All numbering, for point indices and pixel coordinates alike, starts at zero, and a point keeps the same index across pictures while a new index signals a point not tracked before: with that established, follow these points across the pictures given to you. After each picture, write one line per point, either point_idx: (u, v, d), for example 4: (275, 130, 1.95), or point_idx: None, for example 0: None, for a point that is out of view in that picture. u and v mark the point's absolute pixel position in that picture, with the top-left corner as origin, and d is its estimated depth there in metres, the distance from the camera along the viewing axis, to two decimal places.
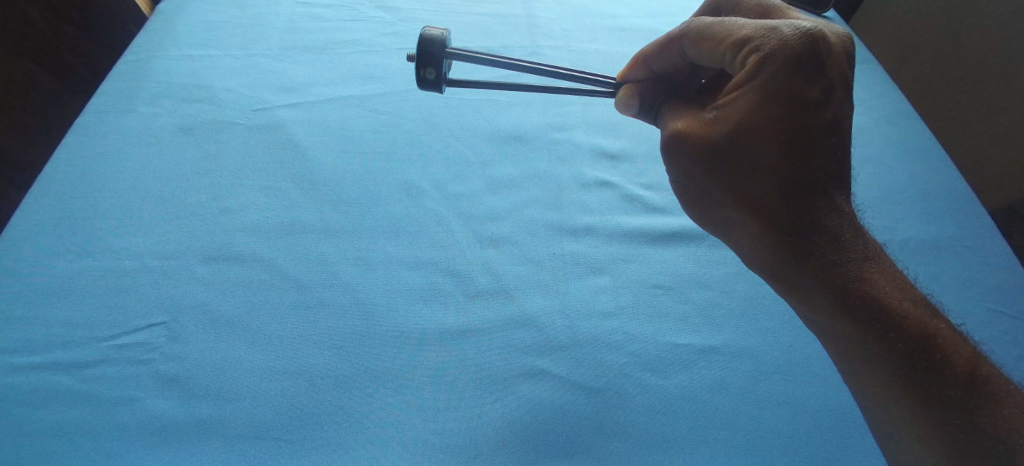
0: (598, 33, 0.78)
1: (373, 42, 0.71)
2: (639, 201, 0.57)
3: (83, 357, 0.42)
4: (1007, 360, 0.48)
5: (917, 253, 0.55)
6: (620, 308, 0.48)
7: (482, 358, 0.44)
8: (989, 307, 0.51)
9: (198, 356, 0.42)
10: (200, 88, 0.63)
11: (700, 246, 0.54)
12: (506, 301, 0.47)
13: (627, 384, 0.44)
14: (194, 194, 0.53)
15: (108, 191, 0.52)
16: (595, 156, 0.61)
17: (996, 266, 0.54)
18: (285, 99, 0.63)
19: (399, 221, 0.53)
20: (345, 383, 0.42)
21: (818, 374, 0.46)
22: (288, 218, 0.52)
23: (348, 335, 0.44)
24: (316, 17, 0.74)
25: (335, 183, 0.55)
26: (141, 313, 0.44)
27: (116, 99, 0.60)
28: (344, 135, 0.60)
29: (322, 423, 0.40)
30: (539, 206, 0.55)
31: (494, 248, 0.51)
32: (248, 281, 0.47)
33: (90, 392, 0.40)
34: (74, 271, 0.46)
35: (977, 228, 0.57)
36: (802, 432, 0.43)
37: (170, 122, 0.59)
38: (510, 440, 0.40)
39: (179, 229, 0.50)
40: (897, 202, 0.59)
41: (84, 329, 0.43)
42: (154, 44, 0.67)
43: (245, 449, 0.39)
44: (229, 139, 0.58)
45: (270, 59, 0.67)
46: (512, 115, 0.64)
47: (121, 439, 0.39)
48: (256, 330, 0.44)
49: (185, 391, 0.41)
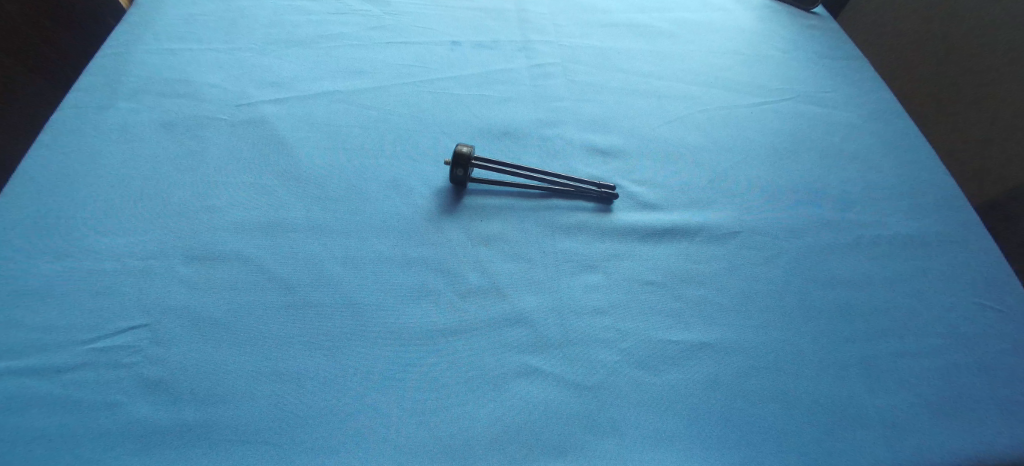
0: (589, 28, 0.78)
1: (361, 35, 0.70)
2: (631, 197, 0.57)
3: (61, 361, 0.40)
4: (995, 353, 0.49)
5: (904, 249, 0.56)
6: (612, 306, 0.48)
7: (476, 355, 0.43)
8: (976, 301, 0.52)
9: (182, 358, 0.41)
10: (183, 82, 0.61)
11: (692, 242, 0.54)
12: (499, 299, 0.47)
13: (620, 382, 0.43)
14: (176, 191, 0.51)
15: (85, 188, 0.50)
16: (587, 153, 0.61)
17: (979, 262, 0.55)
18: (270, 94, 0.61)
19: (389, 219, 0.52)
20: (335, 384, 0.41)
21: (809, 370, 0.46)
22: (275, 216, 0.51)
23: (338, 334, 0.44)
24: (302, 10, 0.73)
25: (321, 179, 0.54)
26: (124, 314, 0.43)
27: (94, 94, 0.58)
28: (332, 130, 0.58)
29: (312, 425, 0.39)
30: (531, 203, 0.55)
31: (486, 245, 0.51)
32: (233, 281, 0.46)
33: (69, 397, 0.39)
34: (53, 272, 0.44)
35: (960, 224, 0.58)
36: (797, 428, 0.43)
37: (151, 118, 0.57)
38: (505, 440, 0.39)
39: (161, 228, 0.48)
40: (883, 200, 0.60)
41: (63, 331, 0.41)
42: (132, 37, 0.65)
43: (231, 453, 0.37)
44: (213, 135, 0.56)
45: (256, 53, 0.66)
46: (502, 111, 0.64)
47: (100, 446, 0.37)
48: (242, 331, 0.43)
49: (169, 395, 0.39)
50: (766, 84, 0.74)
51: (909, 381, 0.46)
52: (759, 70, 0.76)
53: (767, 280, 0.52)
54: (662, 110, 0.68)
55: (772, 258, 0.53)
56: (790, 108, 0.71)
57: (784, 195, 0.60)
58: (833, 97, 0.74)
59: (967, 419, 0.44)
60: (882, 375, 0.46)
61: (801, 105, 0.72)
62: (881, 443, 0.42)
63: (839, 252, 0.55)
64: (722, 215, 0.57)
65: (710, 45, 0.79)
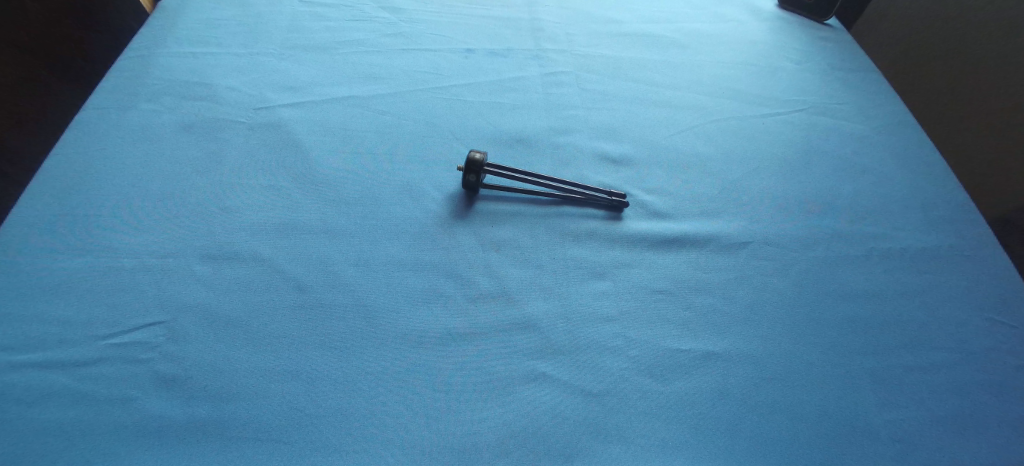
0: (602, 38, 0.78)
1: (376, 42, 0.71)
2: (641, 206, 0.57)
3: (81, 356, 0.41)
4: (1008, 368, 0.48)
5: (916, 262, 0.55)
6: (621, 313, 0.48)
7: (483, 360, 0.44)
8: (988, 316, 0.52)
9: (197, 356, 0.42)
10: (202, 85, 0.62)
11: (702, 253, 0.54)
12: (508, 304, 0.47)
13: (627, 390, 0.43)
14: (194, 192, 0.52)
15: (106, 188, 0.51)
16: (597, 161, 0.61)
17: (992, 277, 0.55)
18: (287, 98, 0.62)
19: (401, 223, 0.52)
20: (345, 384, 0.42)
21: (817, 383, 0.46)
22: (289, 218, 0.51)
23: (348, 335, 0.44)
24: (318, 16, 0.74)
25: (336, 182, 0.55)
26: (141, 311, 0.44)
27: (117, 96, 0.60)
28: (346, 135, 0.59)
29: (322, 424, 0.40)
30: (542, 209, 0.55)
31: (496, 251, 0.51)
32: (246, 281, 0.47)
33: (87, 391, 0.39)
34: (74, 268, 0.45)
35: (972, 239, 0.58)
36: (805, 440, 0.42)
37: (171, 120, 0.58)
38: (512, 444, 0.40)
39: (179, 228, 0.49)
40: (896, 213, 0.60)
41: (82, 326, 0.42)
42: (154, 40, 0.67)
43: (244, 451, 0.38)
44: (231, 137, 0.58)
45: (273, 57, 0.67)
46: (514, 118, 0.64)
47: (116, 440, 0.38)
48: (255, 330, 0.44)
49: (184, 392, 0.40)
50: (778, 95, 0.74)
51: (920, 395, 0.46)
52: (770, 81, 0.76)
53: (776, 291, 0.51)
54: (673, 119, 0.68)
55: (782, 269, 0.53)
56: (801, 119, 0.71)
57: (795, 206, 0.60)
58: (846, 109, 0.74)
59: (979, 434, 0.44)
60: (892, 388, 0.46)
61: (813, 117, 0.72)
62: (890, 456, 0.42)
63: (850, 265, 0.55)
64: (732, 226, 0.57)
65: (722, 56, 0.80)
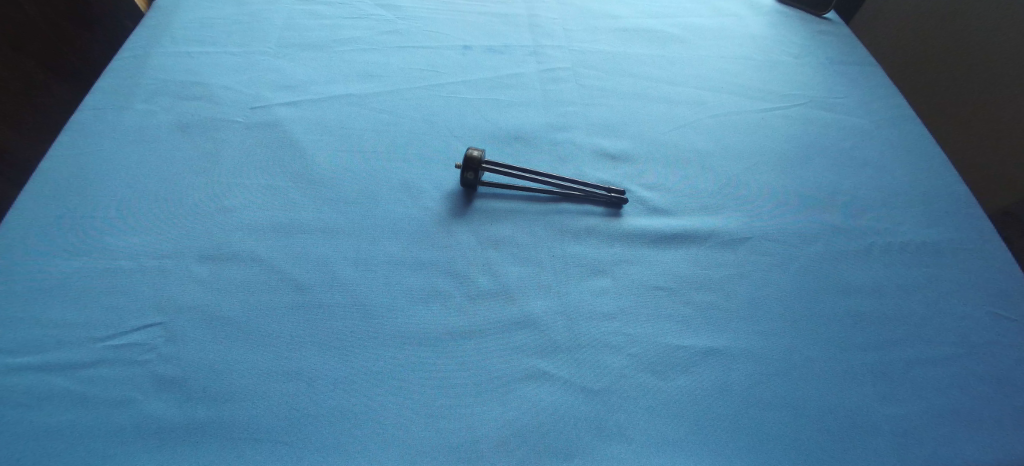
0: (600, 34, 0.78)
1: (373, 40, 0.71)
2: (641, 202, 0.57)
3: (79, 358, 0.41)
4: (1009, 361, 0.48)
5: (916, 255, 0.55)
6: (621, 310, 0.48)
7: (483, 358, 0.44)
8: (989, 309, 0.51)
9: (196, 356, 0.42)
10: (199, 85, 0.62)
11: (702, 249, 0.53)
12: (508, 302, 0.47)
13: (628, 387, 0.43)
14: (191, 192, 0.52)
15: (103, 189, 0.51)
16: (596, 157, 0.61)
17: (993, 270, 0.55)
18: (284, 97, 0.62)
19: (399, 221, 0.52)
20: (344, 384, 0.41)
21: (819, 378, 0.45)
22: (287, 218, 0.51)
23: (347, 335, 0.44)
24: (316, 14, 0.74)
25: (333, 181, 0.55)
26: (140, 313, 0.43)
27: (112, 96, 0.59)
28: (343, 133, 0.59)
29: (321, 424, 0.39)
30: (541, 206, 0.55)
31: (495, 248, 0.51)
32: (245, 281, 0.46)
33: (87, 393, 0.39)
34: (71, 270, 0.45)
35: (973, 232, 0.58)
36: (807, 435, 0.42)
37: (168, 120, 0.58)
38: (513, 441, 0.40)
39: (176, 228, 0.49)
40: (896, 207, 0.60)
41: (80, 328, 0.42)
42: (150, 40, 0.66)
43: (244, 452, 0.38)
44: (228, 137, 0.57)
45: (270, 56, 0.67)
46: (513, 114, 0.64)
47: (117, 441, 0.37)
48: (253, 331, 0.44)
49: (184, 393, 0.40)
50: (777, 89, 0.74)
51: (921, 390, 0.46)
52: (770, 76, 0.76)
53: (777, 287, 0.51)
54: (673, 114, 0.68)
55: (783, 264, 0.53)
56: (801, 113, 0.71)
57: (795, 201, 0.60)
58: (846, 103, 0.73)
59: (979, 428, 0.44)
60: (893, 383, 0.46)
61: (813, 112, 0.71)
62: (892, 451, 0.42)
63: (851, 260, 0.54)
64: (732, 221, 0.56)
65: (721, 51, 0.79)
